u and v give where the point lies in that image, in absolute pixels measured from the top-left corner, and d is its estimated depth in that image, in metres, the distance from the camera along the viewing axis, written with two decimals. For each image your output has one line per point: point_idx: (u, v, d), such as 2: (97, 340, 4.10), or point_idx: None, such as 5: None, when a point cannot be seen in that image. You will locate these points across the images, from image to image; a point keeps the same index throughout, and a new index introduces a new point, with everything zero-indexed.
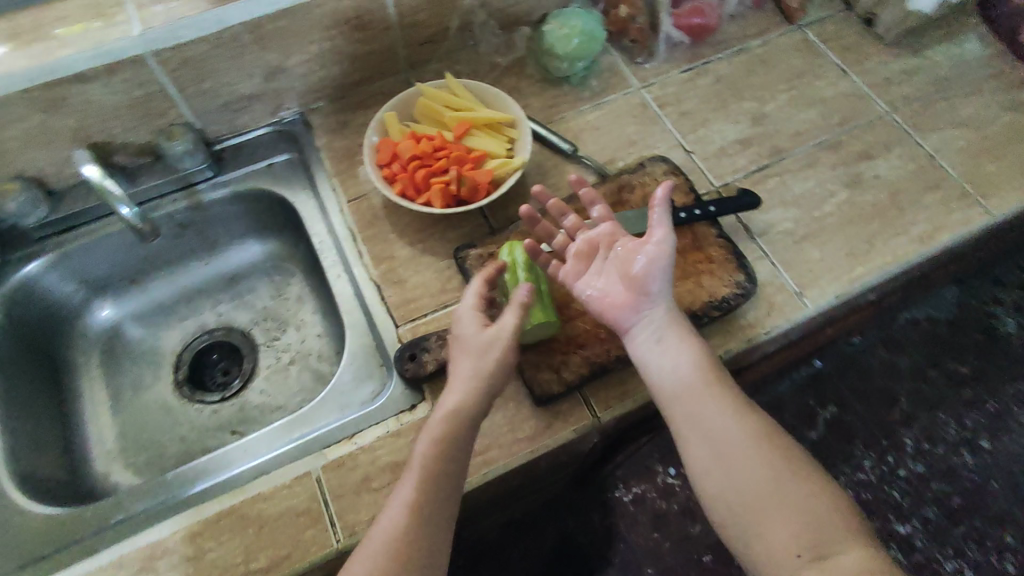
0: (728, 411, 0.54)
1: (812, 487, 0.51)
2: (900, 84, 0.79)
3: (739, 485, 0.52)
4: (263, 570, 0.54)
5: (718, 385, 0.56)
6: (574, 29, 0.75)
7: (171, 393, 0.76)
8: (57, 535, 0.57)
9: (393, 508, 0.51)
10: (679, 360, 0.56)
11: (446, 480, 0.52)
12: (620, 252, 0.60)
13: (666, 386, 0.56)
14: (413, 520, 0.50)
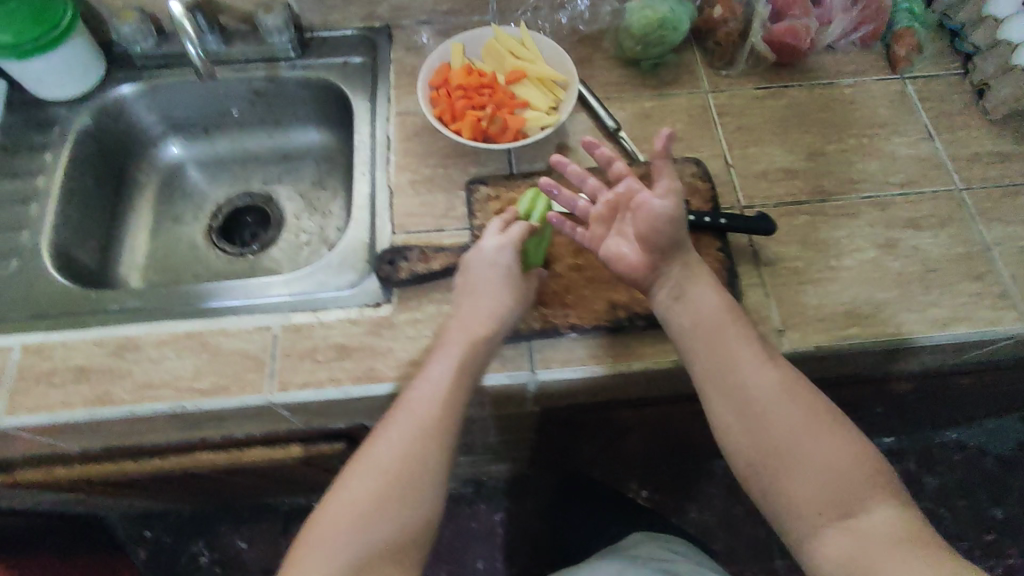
0: (755, 362, 0.55)
1: (838, 443, 0.52)
2: (986, 164, 0.72)
3: (761, 442, 0.53)
4: (203, 390, 0.61)
5: (746, 340, 0.56)
6: (656, 14, 0.75)
7: (202, 235, 0.86)
8: (64, 304, 0.67)
9: (416, 400, 0.57)
10: (714, 309, 0.58)
11: (470, 378, 0.58)
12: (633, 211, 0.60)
13: (697, 342, 0.57)
14: (437, 408, 0.56)
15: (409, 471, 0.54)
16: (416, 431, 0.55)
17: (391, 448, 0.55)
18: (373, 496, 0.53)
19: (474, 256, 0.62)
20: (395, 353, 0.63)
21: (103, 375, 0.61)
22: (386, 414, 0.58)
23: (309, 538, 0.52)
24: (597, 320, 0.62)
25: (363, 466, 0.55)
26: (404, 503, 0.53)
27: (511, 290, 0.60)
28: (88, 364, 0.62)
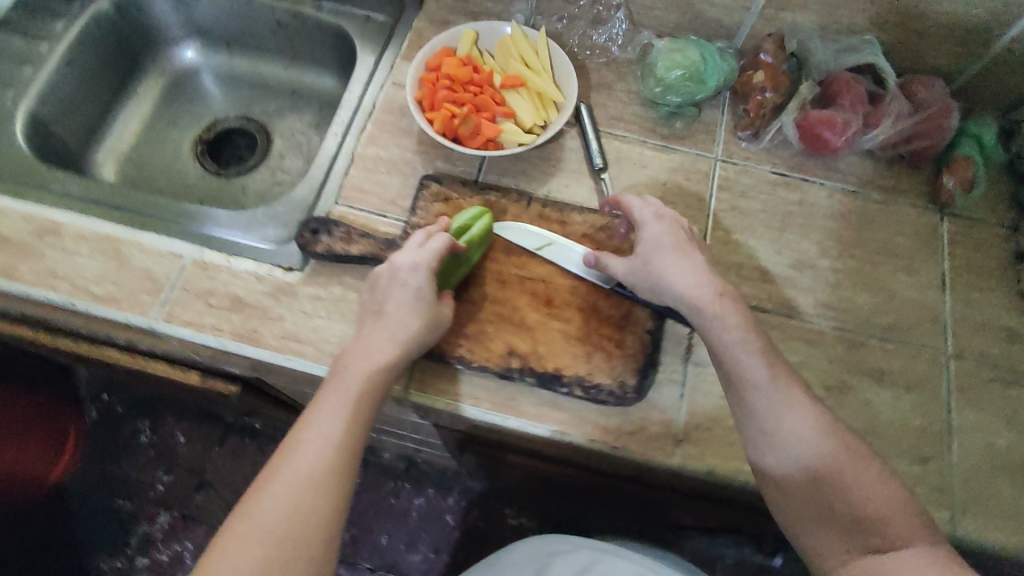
0: (778, 402, 0.52)
1: (867, 473, 0.51)
2: (990, 338, 0.64)
3: (794, 479, 0.51)
4: (96, 297, 0.61)
5: (761, 379, 0.53)
6: (686, 60, 0.69)
7: (189, 144, 0.87)
8: (14, 171, 0.68)
9: (307, 443, 0.50)
10: (738, 342, 0.54)
11: (366, 416, 0.53)
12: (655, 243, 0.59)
13: (724, 375, 0.55)
14: (331, 453, 0.50)
15: (305, 529, 0.47)
16: (307, 481, 0.49)
17: (283, 502, 0.48)
18: (262, 559, 0.46)
19: (387, 272, 0.58)
20: (285, 323, 0.61)
21: (14, 251, 0.62)
22: (272, 461, 0.51)
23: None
24: (488, 361, 0.58)
25: (246, 524, 0.47)
26: (296, 562, 0.46)
27: (419, 312, 0.56)
28: (6, 235, 0.63)
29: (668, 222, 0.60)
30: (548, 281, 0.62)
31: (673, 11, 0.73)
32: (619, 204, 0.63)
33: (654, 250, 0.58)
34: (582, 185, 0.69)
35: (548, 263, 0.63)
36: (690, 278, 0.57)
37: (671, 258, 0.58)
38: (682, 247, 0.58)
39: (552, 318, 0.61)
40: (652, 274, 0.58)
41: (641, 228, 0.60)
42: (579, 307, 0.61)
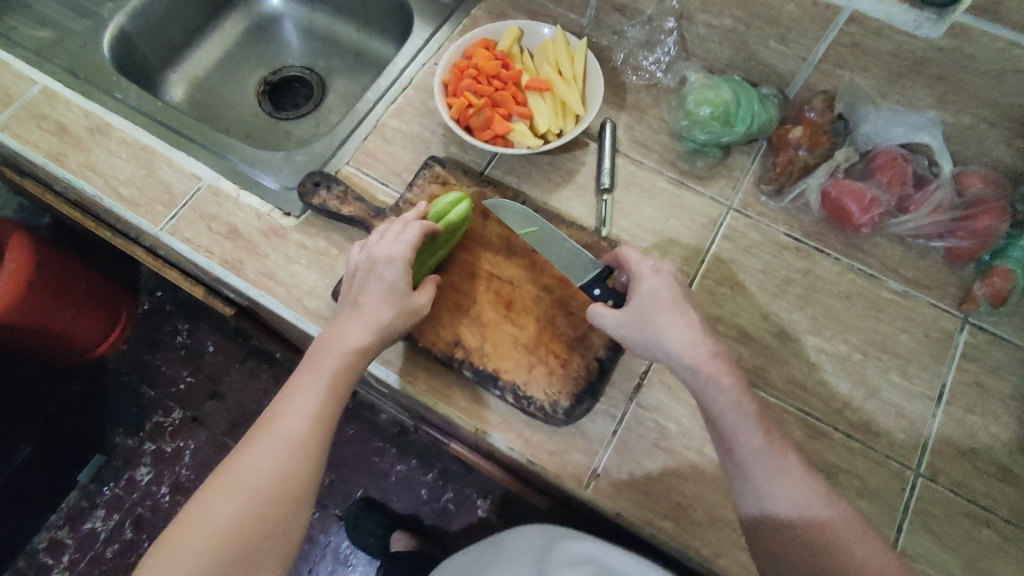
0: (772, 466, 0.48)
1: (864, 543, 0.46)
2: (975, 470, 0.57)
3: (786, 548, 0.47)
4: (120, 197, 0.68)
5: (756, 445, 0.49)
6: (718, 98, 0.67)
7: (254, 82, 0.93)
8: (91, 73, 0.76)
9: (286, 414, 0.51)
10: (733, 408, 0.51)
11: (341, 394, 0.53)
12: (657, 295, 0.55)
13: (717, 439, 0.52)
14: (308, 424, 0.50)
15: (273, 497, 0.48)
16: (281, 451, 0.49)
17: (261, 466, 0.48)
18: (238, 516, 0.47)
19: (365, 263, 0.58)
20: (267, 262, 0.65)
21: (69, 142, 0.70)
22: (253, 427, 0.51)
23: (163, 553, 0.46)
24: (433, 345, 0.59)
25: (221, 484, 0.48)
26: (262, 521, 0.47)
27: (394, 304, 0.56)
28: (67, 127, 0.71)
29: (666, 275, 0.56)
30: (515, 284, 0.62)
31: (727, 47, 0.70)
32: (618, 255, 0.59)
33: (648, 305, 0.55)
34: (583, 201, 0.68)
35: (520, 266, 0.63)
36: (684, 338, 0.53)
37: (666, 313, 0.54)
38: (678, 303, 0.55)
39: (507, 321, 0.61)
40: (648, 333, 0.54)
41: (637, 280, 0.56)
42: (537, 317, 0.61)
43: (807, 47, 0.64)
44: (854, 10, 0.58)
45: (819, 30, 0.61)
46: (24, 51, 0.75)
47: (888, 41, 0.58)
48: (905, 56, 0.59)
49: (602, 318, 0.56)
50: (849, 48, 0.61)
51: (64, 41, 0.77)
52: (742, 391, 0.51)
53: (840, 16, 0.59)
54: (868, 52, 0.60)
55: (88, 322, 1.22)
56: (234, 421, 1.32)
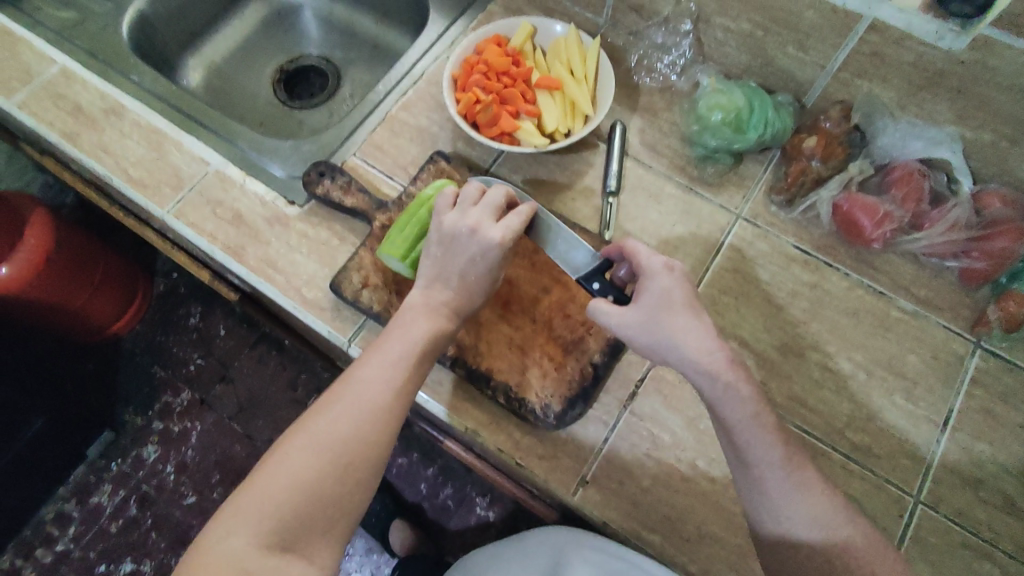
0: (789, 480, 0.48)
1: (876, 550, 0.47)
2: (979, 499, 0.55)
3: (804, 561, 0.47)
4: (129, 178, 0.69)
5: (776, 458, 0.48)
6: (731, 104, 0.65)
7: (270, 70, 0.94)
8: (110, 54, 0.77)
9: (369, 381, 0.49)
10: (749, 420, 0.48)
11: (423, 370, 0.51)
12: (671, 294, 0.52)
13: (731, 453, 0.49)
14: (390, 396, 0.49)
15: (352, 461, 0.46)
16: (365, 417, 0.47)
17: (343, 428, 0.47)
18: (318, 473, 0.45)
19: (461, 235, 0.55)
20: (268, 249, 0.65)
21: (83, 121, 0.71)
22: (332, 387, 0.49)
23: (241, 498, 0.44)
24: None
25: (304, 440, 0.46)
26: (340, 485, 0.45)
27: (484, 290, 0.55)
28: (82, 107, 0.72)
29: (677, 275, 0.54)
30: (513, 283, 0.61)
31: (744, 53, 0.68)
32: (626, 249, 0.56)
33: (660, 307, 0.52)
34: (589, 203, 0.67)
35: (519, 266, 0.62)
36: (700, 343, 0.50)
37: (679, 318, 0.51)
38: (691, 306, 0.52)
39: (503, 321, 0.60)
40: (660, 336, 0.51)
41: (648, 277, 0.53)
42: (533, 319, 0.60)
43: (825, 54, 0.62)
44: (876, 18, 0.56)
45: (839, 38, 0.60)
46: (45, 30, 0.77)
47: (909, 52, 0.56)
48: (926, 67, 0.57)
49: (606, 315, 0.54)
50: (868, 57, 0.59)
51: (83, 22, 0.79)
52: (759, 402, 0.49)
53: (860, 23, 0.57)
54: (887, 62, 0.59)
55: (104, 302, 1.24)
56: (241, 405, 1.33)
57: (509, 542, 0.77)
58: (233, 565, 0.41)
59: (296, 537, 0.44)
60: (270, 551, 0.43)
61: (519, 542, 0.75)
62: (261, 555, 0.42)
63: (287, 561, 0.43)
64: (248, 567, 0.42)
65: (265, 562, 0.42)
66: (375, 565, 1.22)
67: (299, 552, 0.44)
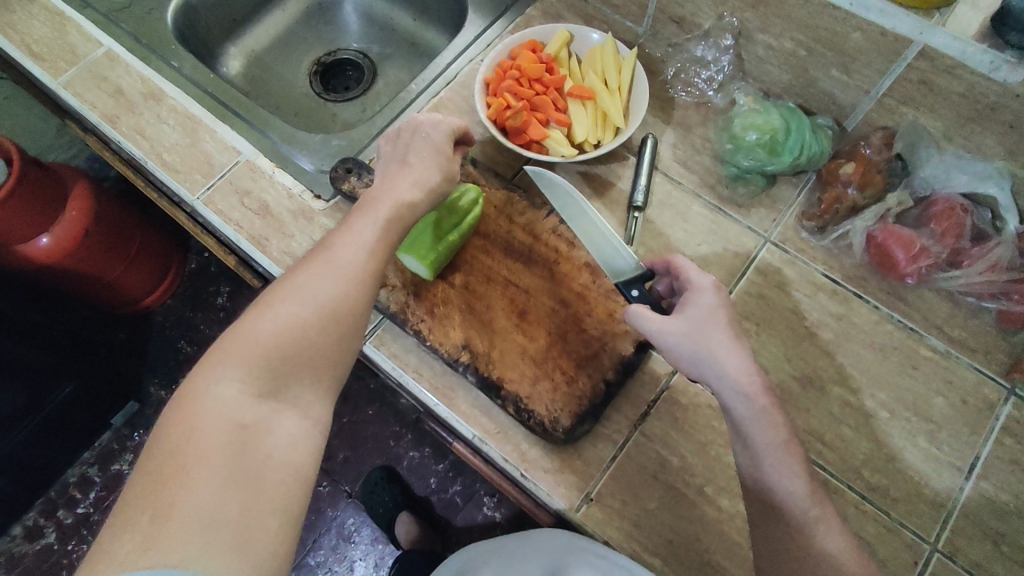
0: (805, 514, 0.46)
1: None
2: (1001, 554, 0.53)
3: None
4: (163, 163, 0.70)
5: (799, 490, 0.46)
6: (767, 124, 0.64)
7: (308, 61, 0.95)
8: (153, 39, 0.79)
9: (342, 245, 0.48)
10: (777, 445, 0.48)
11: (396, 239, 0.51)
12: (712, 311, 0.52)
13: (751, 476, 0.48)
14: (366, 256, 0.48)
15: (332, 316, 0.45)
16: (343, 274, 0.47)
17: (321, 285, 0.45)
18: (297, 326, 0.44)
19: (408, 127, 0.59)
20: (292, 242, 0.66)
21: (123, 104, 0.73)
22: (307, 253, 0.48)
23: (215, 356, 0.42)
24: (441, 345, 0.59)
25: (278, 298, 0.45)
26: (323, 337, 0.45)
27: (441, 168, 0.57)
28: (123, 90, 0.74)
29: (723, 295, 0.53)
30: (531, 293, 0.61)
31: (786, 71, 0.66)
32: (675, 263, 0.56)
33: (706, 321, 0.51)
34: (614, 216, 0.66)
35: (538, 277, 0.61)
36: (742, 364, 0.49)
37: (724, 336, 0.51)
38: (732, 328, 0.52)
39: (519, 331, 0.59)
40: (702, 348, 0.50)
41: (692, 289, 0.53)
42: (549, 330, 0.59)
43: (871, 79, 0.60)
44: (926, 44, 0.53)
45: (886, 63, 0.57)
46: (93, 12, 0.79)
47: (961, 82, 0.54)
48: (977, 98, 0.54)
49: (647, 320, 0.52)
50: (916, 84, 0.57)
51: (130, 6, 0.80)
52: (789, 432, 0.49)
53: (910, 49, 0.55)
54: (936, 91, 0.56)
55: (138, 276, 1.27)
56: None
57: (513, 536, 0.75)
58: (224, 416, 0.40)
59: (284, 387, 0.43)
60: (260, 401, 0.42)
61: (521, 537, 0.72)
62: (252, 405, 0.41)
63: (278, 413, 0.42)
64: (239, 417, 0.40)
65: (256, 412, 0.41)
66: (379, 555, 1.22)
67: (289, 404, 0.43)
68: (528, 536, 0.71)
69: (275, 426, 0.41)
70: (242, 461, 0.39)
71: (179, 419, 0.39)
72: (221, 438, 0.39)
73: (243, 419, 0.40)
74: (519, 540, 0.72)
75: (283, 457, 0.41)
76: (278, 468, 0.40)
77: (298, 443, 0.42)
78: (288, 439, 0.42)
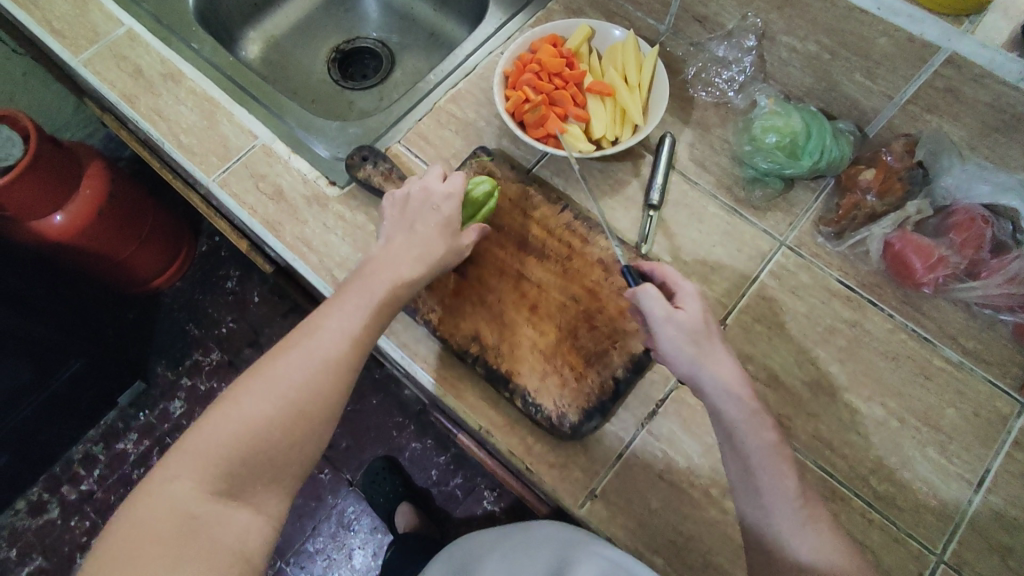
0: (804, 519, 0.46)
1: None
2: (1008, 568, 0.52)
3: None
4: (180, 144, 0.70)
5: (790, 490, 0.46)
6: (787, 127, 0.63)
7: (326, 48, 0.95)
8: (174, 20, 0.79)
9: (325, 330, 0.49)
10: (769, 448, 0.47)
11: (381, 324, 0.51)
12: (708, 314, 0.52)
13: (742, 479, 0.48)
14: (346, 345, 0.48)
15: (304, 408, 0.46)
16: (318, 365, 0.47)
17: (296, 375, 0.46)
18: (266, 418, 0.45)
19: (418, 194, 0.58)
20: (306, 228, 0.66)
21: (142, 84, 0.73)
22: (290, 337, 0.49)
23: (186, 441, 0.44)
24: (451, 337, 0.59)
25: (256, 383, 0.46)
26: (290, 430, 0.45)
27: (442, 239, 0.56)
28: (143, 70, 0.74)
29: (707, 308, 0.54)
30: (542, 288, 0.60)
31: (808, 75, 0.66)
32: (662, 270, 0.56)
33: (707, 321, 0.51)
34: (629, 214, 0.66)
35: (551, 271, 0.61)
36: (734, 368, 0.50)
37: (717, 344, 0.51)
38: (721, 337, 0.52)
39: (529, 324, 0.59)
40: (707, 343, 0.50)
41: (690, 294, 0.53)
42: (559, 325, 0.59)
43: (895, 85, 0.60)
44: (954, 51, 0.53)
45: (911, 69, 0.57)
46: None
47: (987, 90, 0.53)
48: (1003, 108, 0.54)
49: (656, 303, 0.51)
50: (941, 92, 0.56)
51: None
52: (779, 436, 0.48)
53: (936, 57, 0.54)
54: (962, 99, 0.55)
55: (148, 258, 1.28)
56: None
57: (515, 528, 0.75)
58: (177, 508, 0.41)
59: (243, 482, 0.43)
60: (215, 495, 0.42)
61: (525, 528, 0.73)
62: (207, 498, 0.42)
63: (233, 508, 0.42)
64: (192, 509, 0.41)
65: (210, 505, 0.42)
66: (377, 544, 1.23)
67: (246, 497, 0.43)
68: (534, 527, 0.71)
69: (228, 521, 0.42)
70: (186, 555, 0.39)
71: (139, 506, 0.41)
72: (171, 530, 0.40)
73: (195, 511, 0.41)
74: (523, 529, 0.73)
75: (230, 554, 0.41)
76: (223, 563, 0.40)
77: (249, 539, 0.42)
78: (239, 536, 0.42)
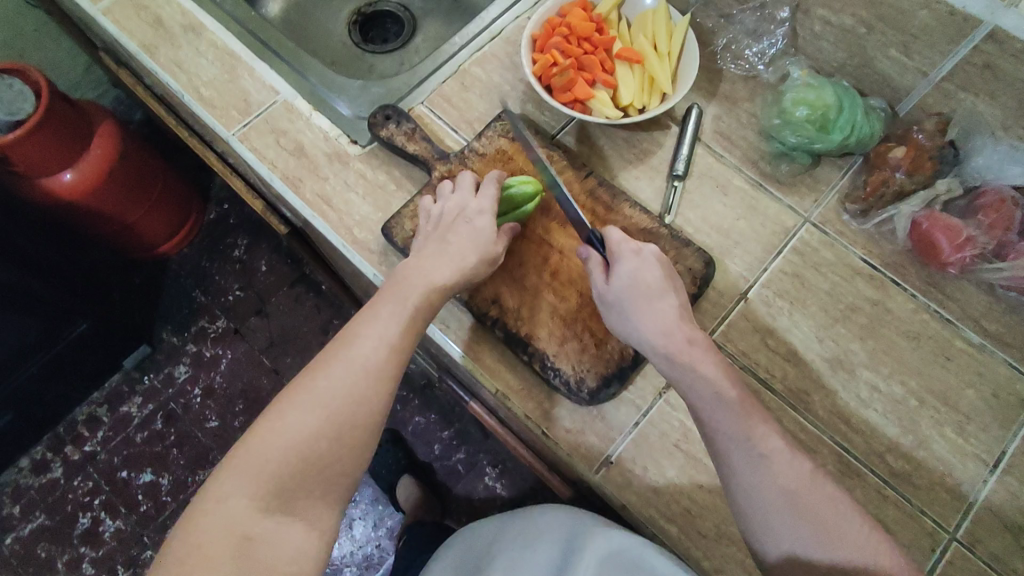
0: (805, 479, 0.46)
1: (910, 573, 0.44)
2: (1021, 548, 0.52)
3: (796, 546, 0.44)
4: (200, 96, 0.69)
5: (738, 433, 0.47)
6: (818, 101, 0.62)
7: (347, 9, 0.93)
8: None
9: (363, 338, 0.49)
10: (720, 400, 0.48)
11: (420, 330, 0.51)
12: (634, 275, 0.53)
13: (704, 437, 0.49)
14: (385, 353, 0.48)
15: (349, 419, 0.46)
16: (359, 374, 0.47)
17: (338, 387, 0.46)
18: (312, 433, 0.44)
19: (455, 209, 0.58)
20: (326, 185, 0.65)
21: (163, 35, 0.72)
22: (325, 349, 0.49)
23: (233, 461, 0.44)
24: (471, 300, 0.59)
25: (298, 398, 0.46)
26: (337, 442, 0.45)
27: (478, 248, 0.55)
28: (163, 20, 0.73)
29: (648, 258, 0.54)
30: (564, 254, 0.60)
31: (841, 49, 0.65)
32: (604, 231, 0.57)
33: (630, 286, 0.53)
34: (652, 185, 0.66)
35: (574, 237, 0.61)
36: (662, 325, 0.51)
37: (649, 301, 0.52)
38: (660, 289, 0.53)
39: (550, 290, 0.59)
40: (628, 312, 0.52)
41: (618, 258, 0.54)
42: (581, 291, 0.58)
43: (931, 60, 0.59)
44: (997, 26, 0.52)
45: (950, 44, 0.56)
46: None
47: None
48: None
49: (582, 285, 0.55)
50: (979, 69, 0.55)
51: None
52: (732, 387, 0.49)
53: (977, 31, 0.53)
54: (1000, 76, 0.55)
55: (157, 221, 1.27)
56: (272, 341, 1.34)
57: (517, 515, 0.74)
58: (232, 529, 0.41)
59: (292, 498, 0.43)
60: (267, 513, 0.42)
61: (529, 515, 0.72)
62: (260, 518, 0.42)
63: (287, 524, 0.43)
64: (246, 530, 0.41)
65: (264, 524, 0.42)
66: (378, 516, 1.23)
67: (299, 514, 0.43)
68: (538, 516, 0.70)
69: (282, 538, 0.42)
70: None
71: (194, 531, 0.41)
72: (229, 553, 0.40)
73: (250, 531, 0.41)
74: (528, 515, 0.72)
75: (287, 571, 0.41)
76: None
77: (304, 554, 0.43)
78: (293, 552, 0.42)
